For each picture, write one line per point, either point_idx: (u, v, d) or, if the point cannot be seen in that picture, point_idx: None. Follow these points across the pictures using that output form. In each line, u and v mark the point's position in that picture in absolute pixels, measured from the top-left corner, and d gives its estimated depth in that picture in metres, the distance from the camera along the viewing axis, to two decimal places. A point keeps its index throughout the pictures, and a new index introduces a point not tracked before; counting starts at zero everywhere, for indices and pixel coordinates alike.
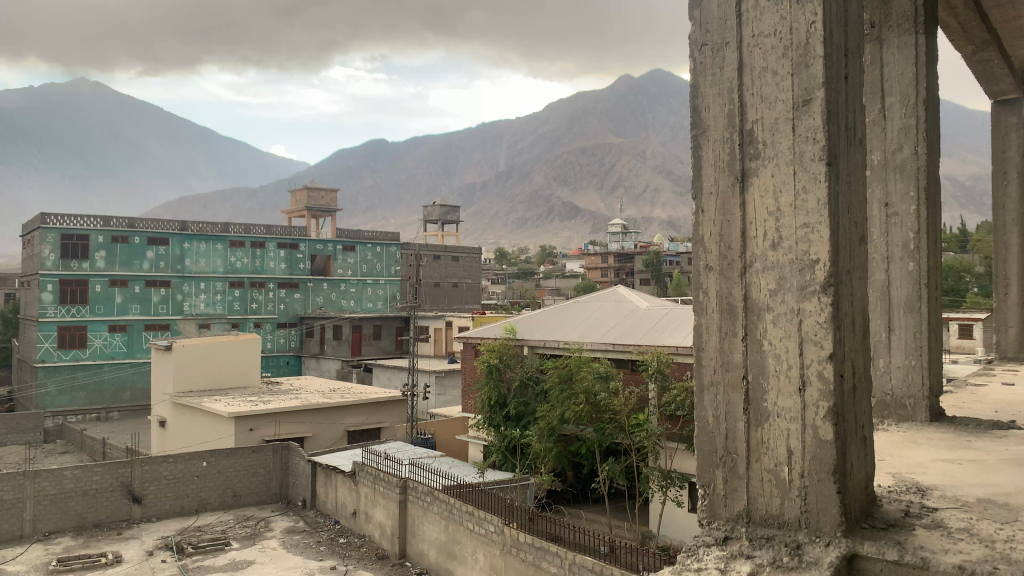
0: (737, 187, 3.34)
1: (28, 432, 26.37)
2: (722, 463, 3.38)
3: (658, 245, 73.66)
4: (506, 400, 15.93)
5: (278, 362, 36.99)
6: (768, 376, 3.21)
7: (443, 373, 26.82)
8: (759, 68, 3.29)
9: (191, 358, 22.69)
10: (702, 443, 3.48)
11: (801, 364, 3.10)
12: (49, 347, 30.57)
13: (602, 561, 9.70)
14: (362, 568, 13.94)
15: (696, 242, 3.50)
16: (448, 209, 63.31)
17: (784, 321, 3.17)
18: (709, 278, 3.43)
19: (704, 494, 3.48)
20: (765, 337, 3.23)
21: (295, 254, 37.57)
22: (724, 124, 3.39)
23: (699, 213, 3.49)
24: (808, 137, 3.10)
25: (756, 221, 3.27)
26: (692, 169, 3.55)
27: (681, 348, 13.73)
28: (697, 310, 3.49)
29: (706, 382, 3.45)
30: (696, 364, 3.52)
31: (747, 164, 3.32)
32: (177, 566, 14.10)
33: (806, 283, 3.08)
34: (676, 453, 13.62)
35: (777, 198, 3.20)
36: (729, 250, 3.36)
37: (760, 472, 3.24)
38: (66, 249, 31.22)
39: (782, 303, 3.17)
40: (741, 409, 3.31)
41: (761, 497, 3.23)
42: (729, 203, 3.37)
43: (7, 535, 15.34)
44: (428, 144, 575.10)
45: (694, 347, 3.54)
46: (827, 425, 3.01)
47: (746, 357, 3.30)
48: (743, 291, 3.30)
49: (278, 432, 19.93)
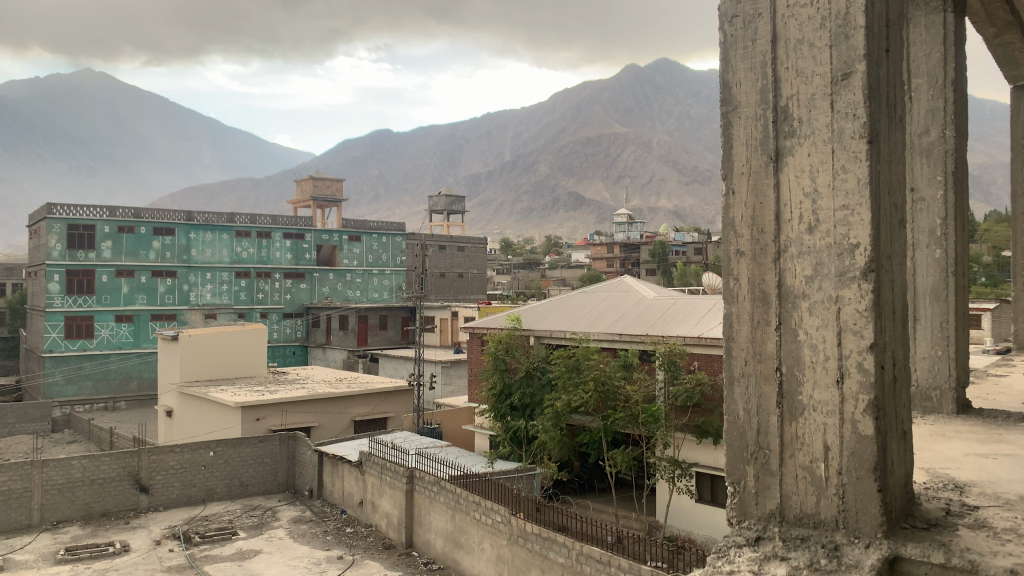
0: (770, 166, 3.33)
1: (37, 422, 26.52)
2: (753, 459, 3.36)
3: (663, 235, 73.50)
4: (512, 391, 15.84)
5: (286, 352, 36.95)
6: (803, 367, 3.20)
7: (449, 363, 26.81)
8: (795, 41, 3.27)
9: (198, 347, 22.73)
10: (735, 440, 3.46)
11: (840, 354, 3.08)
12: (56, 337, 30.74)
13: (610, 552, 9.67)
14: (369, 558, 13.93)
15: (727, 226, 3.48)
16: (454, 199, 63.16)
17: (821, 309, 3.15)
18: (741, 264, 3.42)
19: (734, 492, 3.46)
20: (800, 327, 3.21)
21: (301, 244, 37.56)
22: (757, 100, 3.38)
23: (730, 196, 3.49)
24: (846, 114, 3.08)
25: (790, 203, 3.26)
26: (723, 149, 3.53)
27: (689, 339, 13.56)
28: (728, 297, 3.48)
29: (736, 374, 3.43)
30: (727, 356, 3.50)
31: (782, 143, 3.31)
32: (185, 556, 14.12)
33: (845, 268, 3.06)
34: (684, 443, 13.57)
35: (814, 178, 3.18)
36: (762, 235, 3.35)
37: (794, 470, 3.22)
38: (72, 239, 31.28)
39: (819, 290, 3.15)
40: (775, 402, 3.29)
41: (795, 496, 3.22)
42: (763, 184, 3.36)
43: (15, 524, 15.42)
44: (434, 134, 574.16)
45: (724, 337, 3.52)
46: (867, 419, 2.99)
47: (781, 346, 3.28)
48: (777, 276, 3.29)
49: (284, 422, 19.91)
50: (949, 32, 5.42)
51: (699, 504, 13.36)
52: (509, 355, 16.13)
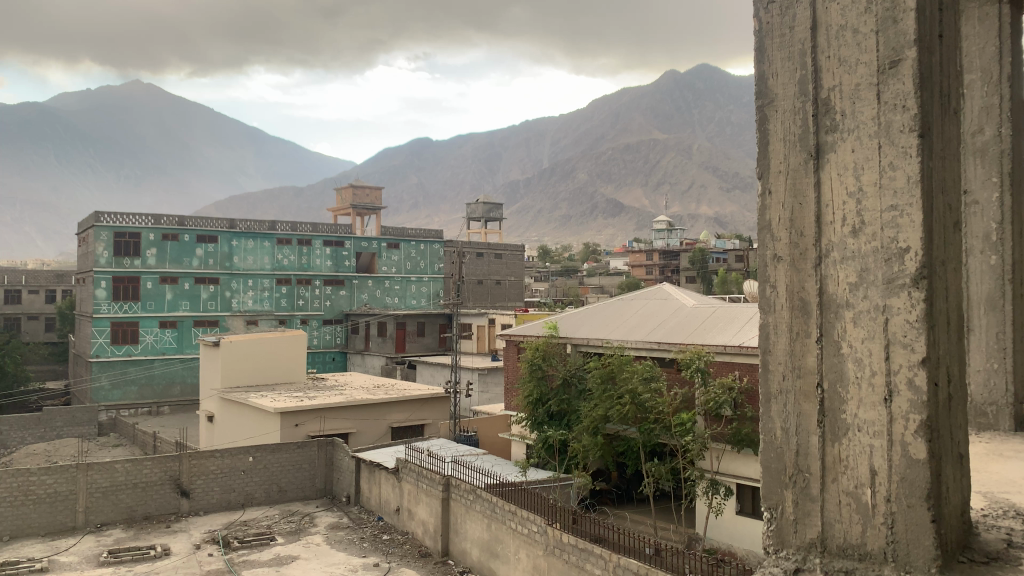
0: (811, 163, 3.61)
1: (84, 425, 27.16)
2: (791, 483, 3.67)
3: (704, 242, 72.55)
4: (548, 398, 15.78)
5: (325, 358, 37.36)
6: (846, 384, 3.47)
7: (486, 371, 26.81)
8: (836, 28, 3.56)
9: (239, 353, 23.04)
10: (774, 464, 3.75)
11: (887, 370, 3.31)
12: (103, 343, 31.43)
13: (647, 564, 9.52)
14: (405, 566, 13.87)
15: (765, 226, 3.79)
16: (491, 206, 63.26)
17: (866, 319, 3.39)
18: (780, 269, 3.72)
19: (774, 517, 3.77)
20: (844, 339, 3.47)
21: (341, 251, 37.96)
22: (795, 92, 3.68)
23: (768, 194, 3.79)
24: (892, 106, 3.32)
25: (833, 203, 3.53)
26: (763, 142, 3.82)
27: (727, 347, 13.31)
28: (769, 306, 3.77)
29: (775, 391, 3.73)
30: (765, 375, 3.80)
31: (822, 138, 3.58)
32: (223, 560, 14.25)
33: (895, 275, 3.29)
34: (723, 454, 13.39)
35: (857, 177, 3.44)
36: (802, 238, 3.64)
37: (837, 494, 3.50)
38: (119, 246, 32.06)
39: (864, 299, 3.38)
40: (816, 421, 3.57)
41: (839, 524, 3.50)
42: (802, 181, 3.65)
43: (60, 526, 15.75)
44: (474, 142, 575.92)
45: (762, 349, 3.82)
46: (918, 442, 3.22)
47: (822, 362, 3.56)
48: (817, 284, 3.56)
49: (322, 427, 20.07)
50: (1004, 23, 5.38)
51: (740, 517, 13.16)
52: (546, 362, 16.05)
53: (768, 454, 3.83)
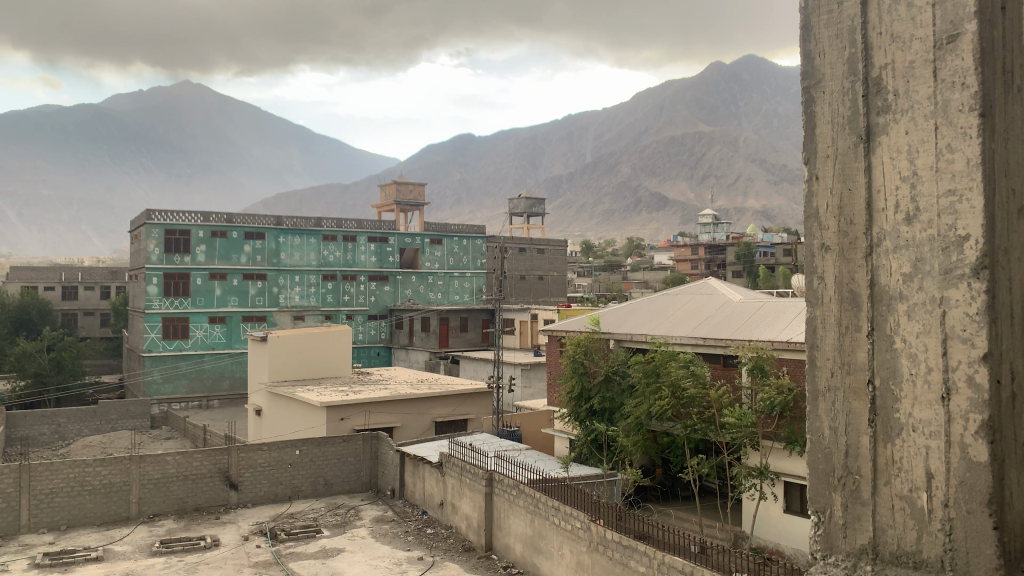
0: (861, 146, 4.29)
1: (137, 418, 27.88)
2: (840, 486, 4.37)
3: (750, 236, 71.43)
4: (591, 394, 15.71)
5: (369, 353, 37.70)
6: (900, 380, 4.09)
7: (529, 366, 26.82)
8: (886, 7, 4.23)
9: (286, 348, 23.39)
10: (822, 467, 4.46)
11: (945, 367, 3.88)
12: (155, 338, 32.31)
13: (693, 562, 9.40)
14: (449, 560, 13.93)
15: (813, 205, 4.53)
16: (534, 201, 63.05)
17: (922, 312, 3.98)
18: (829, 259, 4.44)
19: (821, 521, 4.50)
20: (900, 335, 4.09)
21: (385, 247, 38.22)
22: (844, 72, 4.37)
23: (816, 177, 4.53)
24: (950, 85, 3.92)
25: (882, 187, 4.20)
26: (811, 124, 4.57)
27: (780, 343, 13.02)
28: (818, 298, 4.50)
29: (822, 389, 4.45)
30: (812, 373, 4.53)
31: (873, 120, 4.25)
32: (270, 552, 14.46)
33: (952, 266, 3.86)
34: (773, 451, 13.18)
35: (912, 160, 4.07)
36: (851, 225, 4.33)
37: (890, 498, 4.15)
38: (169, 243, 32.78)
39: (919, 292, 3.99)
40: (868, 420, 4.23)
41: (891, 529, 4.14)
42: (851, 165, 4.35)
43: (114, 516, 16.18)
44: (516, 137, 574.93)
45: (809, 345, 4.56)
46: (979, 445, 3.77)
47: (874, 359, 4.21)
48: (869, 275, 4.22)
49: (367, 422, 20.23)
50: None
51: (788, 515, 12.95)
52: (588, 358, 15.97)
53: (816, 455, 4.53)
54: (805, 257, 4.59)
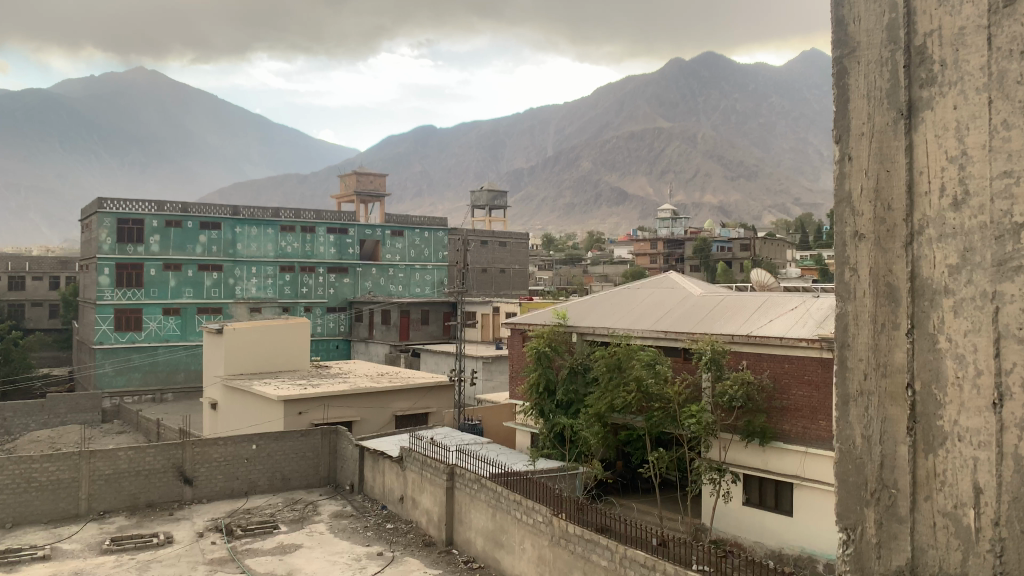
0: (902, 110, 3.74)
1: (87, 412, 27.13)
2: (873, 502, 3.85)
3: (709, 231, 72.15)
4: (554, 388, 15.66)
5: (328, 346, 37.29)
6: (944, 387, 3.53)
7: (490, 359, 26.73)
8: None
9: (244, 341, 22.92)
10: (855, 481, 3.93)
11: (998, 370, 3.30)
12: (106, 330, 31.39)
13: (654, 555, 9.40)
14: (409, 555, 13.75)
15: (842, 171, 4.02)
16: (496, 194, 62.84)
17: (970, 309, 3.40)
18: (862, 244, 3.92)
19: (851, 542, 3.96)
20: (942, 339, 3.53)
21: (345, 238, 37.76)
22: (884, 14, 3.83)
23: (849, 148, 3.98)
24: (1006, 52, 3.34)
25: (922, 153, 3.66)
26: (838, 73, 4.03)
27: (737, 337, 13.10)
28: (853, 291, 3.96)
29: (853, 398, 3.94)
30: (841, 379, 4.00)
31: (917, 88, 3.69)
32: (227, 549, 14.15)
33: (1006, 257, 3.27)
34: (731, 445, 13.29)
35: (961, 139, 3.48)
36: (888, 202, 3.81)
37: (931, 523, 3.61)
38: (122, 233, 31.91)
39: (966, 290, 3.42)
40: (905, 437, 3.70)
41: (932, 553, 3.60)
42: (890, 141, 3.81)
43: (63, 513, 15.67)
44: (478, 130, 573.87)
45: (838, 345, 4.03)
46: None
47: (914, 364, 3.66)
48: (910, 264, 3.69)
49: (326, 415, 20.02)
50: None
51: (748, 507, 13.08)
52: (554, 351, 15.85)
53: (847, 473, 4.01)
54: (833, 241, 4.07)
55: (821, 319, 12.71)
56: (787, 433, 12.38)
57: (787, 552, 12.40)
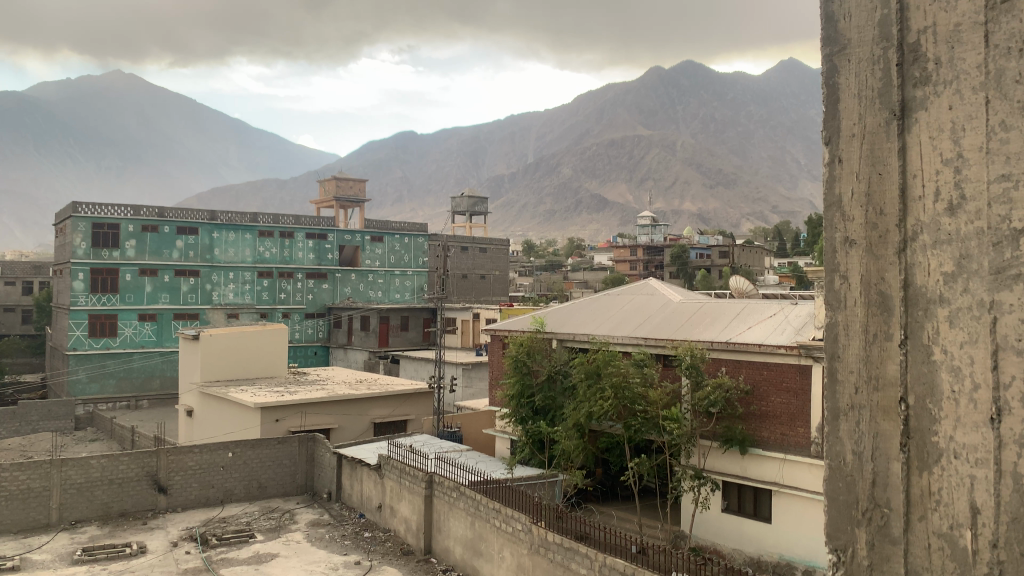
0: (895, 121, 4.24)
1: (60, 419, 26.67)
2: (863, 519, 4.32)
3: (688, 238, 72.45)
4: (533, 394, 15.61)
5: (307, 352, 36.98)
6: (938, 399, 3.99)
7: (470, 366, 26.62)
8: None
9: (220, 347, 22.65)
10: (845, 500, 4.40)
11: (996, 383, 3.74)
12: (80, 336, 30.95)
13: (633, 563, 9.34)
14: (387, 564, 13.62)
15: (841, 184, 4.50)
16: (476, 200, 62.73)
17: (968, 318, 3.87)
18: (855, 257, 4.39)
19: (843, 553, 4.42)
20: (937, 345, 4.00)
21: (324, 244, 37.51)
22: (874, 37, 4.33)
23: (846, 160, 4.48)
24: (1004, 50, 3.79)
25: (918, 166, 4.15)
26: (840, 95, 4.50)
27: (716, 344, 13.10)
28: (843, 300, 4.43)
29: (846, 408, 4.41)
30: (834, 394, 4.48)
31: (909, 93, 4.19)
32: (202, 558, 13.94)
33: (1002, 266, 3.73)
34: (710, 451, 13.29)
35: (958, 141, 3.96)
36: (883, 217, 4.28)
37: (925, 534, 4.06)
38: (97, 237, 31.46)
39: (961, 298, 3.89)
40: (899, 446, 4.15)
41: (923, 562, 4.06)
42: (882, 145, 4.31)
43: (34, 523, 15.36)
44: (459, 137, 573.94)
45: (832, 356, 4.50)
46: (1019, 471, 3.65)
47: (908, 374, 4.13)
48: (904, 273, 4.16)
49: (303, 422, 19.80)
50: None
51: (726, 514, 13.08)
52: (532, 359, 15.72)
53: (835, 488, 4.48)
54: (827, 257, 4.55)
55: (799, 326, 12.78)
56: (766, 440, 12.44)
57: (765, 559, 12.41)
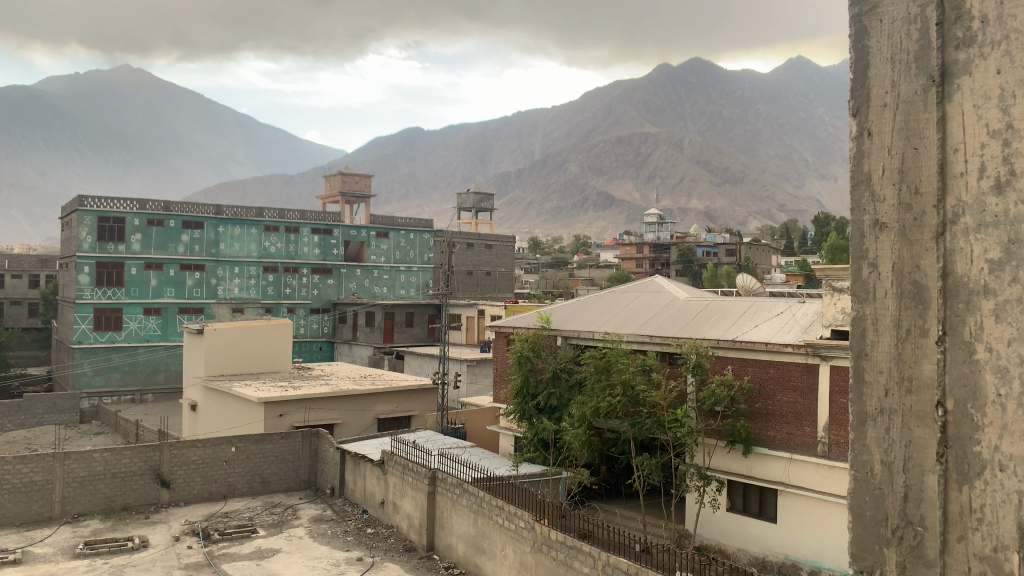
0: (937, 81, 4.62)
1: (64, 412, 26.65)
2: (893, 535, 4.77)
3: (694, 236, 72.16)
4: (538, 391, 15.52)
5: (312, 347, 36.98)
6: (981, 404, 4.32)
7: (475, 362, 26.56)
8: None
9: (224, 342, 22.61)
10: (873, 516, 4.87)
11: None
12: (85, 329, 30.95)
13: (636, 562, 9.25)
14: (389, 560, 13.55)
15: (885, 158, 4.89)
16: (482, 196, 62.59)
17: (1012, 314, 4.20)
18: (892, 245, 4.81)
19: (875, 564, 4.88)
20: (977, 343, 4.36)
21: (329, 239, 37.45)
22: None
23: (890, 146, 4.86)
24: None
25: (957, 147, 4.54)
26: (877, 64, 4.94)
27: (722, 342, 13.02)
28: (874, 292, 4.89)
29: (879, 416, 4.85)
30: (863, 406, 4.95)
31: (951, 56, 4.56)
32: (203, 553, 13.89)
33: None
34: (715, 451, 13.18)
35: (1007, 108, 4.28)
36: (922, 214, 4.68)
37: (968, 548, 4.41)
38: (103, 231, 31.45)
39: (1006, 295, 4.23)
40: (936, 451, 4.54)
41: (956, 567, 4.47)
42: (920, 115, 4.71)
43: (36, 516, 15.33)
44: (465, 134, 573.68)
45: (864, 360, 4.94)
46: None
47: (946, 378, 4.50)
48: (942, 261, 4.55)
49: (306, 418, 19.74)
50: None
51: (731, 514, 12.99)
52: (537, 354, 15.69)
53: (864, 505, 4.94)
54: (858, 246, 5.01)
55: (806, 325, 12.68)
56: (771, 439, 12.33)
57: (770, 559, 12.30)
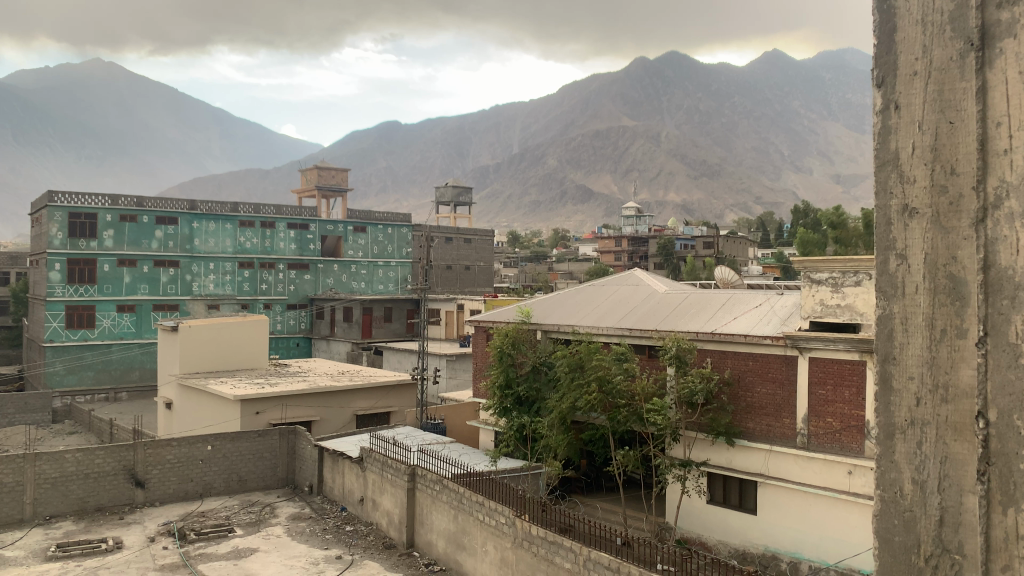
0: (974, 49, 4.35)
1: (36, 412, 26.18)
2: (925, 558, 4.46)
3: (672, 229, 72.47)
4: (517, 385, 15.37)
5: (288, 344, 36.57)
6: None
7: (454, 357, 26.44)
8: None
9: (198, 339, 22.28)
10: (902, 540, 4.56)
11: None
12: (57, 327, 30.45)
13: (619, 557, 9.16)
14: (369, 558, 13.39)
15: (912, 142, 4.63)
16: (460, 190, 62.38)
17: None
18: (925, 235, 4.54)
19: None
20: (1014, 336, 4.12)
21: (306, 234, 37.08)
22: None
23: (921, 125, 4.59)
24: None
25: (995, 132, 4.28)
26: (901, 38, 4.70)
27: (702, 334, 12.92)
28: (902, 287, 4.61)
29: (906, 425, 4.55)
30: (890, 415, 4.65)
31: (989, 16, 4.31)
32: (179, 554, 13.66)
33: None
34: (695, 443, 13.12)
35: None
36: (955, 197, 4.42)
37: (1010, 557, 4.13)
38: (74, 227, 30.90)
39: None
40: (974, 462, 4.24)
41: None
42: (955, 85, 4.44)
43: (7, 518, 15.01)
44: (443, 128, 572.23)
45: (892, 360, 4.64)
46: None
47: (987, 385, 4.23)
48: (981, 252, 4.28)
49: (283, 415, 19.53)
50: None
51: (712, 507, 12.95)
52: (516, 349, 15.52)
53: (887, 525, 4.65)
54: (887, 235, 4.72)
55: (786, 317, 12.64)
56: (750, 431, 12.33)
57: (751, 551, 12.29)
